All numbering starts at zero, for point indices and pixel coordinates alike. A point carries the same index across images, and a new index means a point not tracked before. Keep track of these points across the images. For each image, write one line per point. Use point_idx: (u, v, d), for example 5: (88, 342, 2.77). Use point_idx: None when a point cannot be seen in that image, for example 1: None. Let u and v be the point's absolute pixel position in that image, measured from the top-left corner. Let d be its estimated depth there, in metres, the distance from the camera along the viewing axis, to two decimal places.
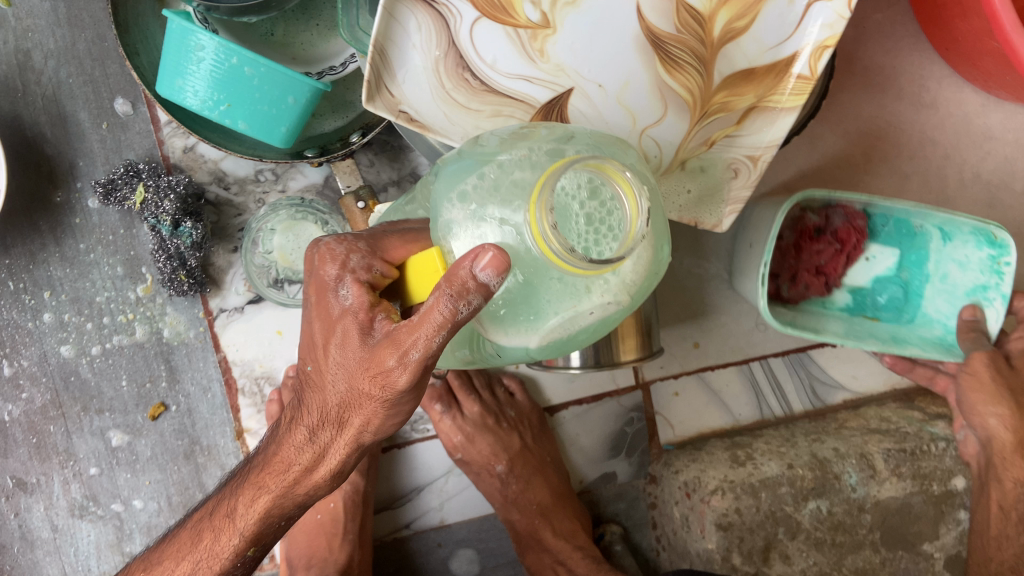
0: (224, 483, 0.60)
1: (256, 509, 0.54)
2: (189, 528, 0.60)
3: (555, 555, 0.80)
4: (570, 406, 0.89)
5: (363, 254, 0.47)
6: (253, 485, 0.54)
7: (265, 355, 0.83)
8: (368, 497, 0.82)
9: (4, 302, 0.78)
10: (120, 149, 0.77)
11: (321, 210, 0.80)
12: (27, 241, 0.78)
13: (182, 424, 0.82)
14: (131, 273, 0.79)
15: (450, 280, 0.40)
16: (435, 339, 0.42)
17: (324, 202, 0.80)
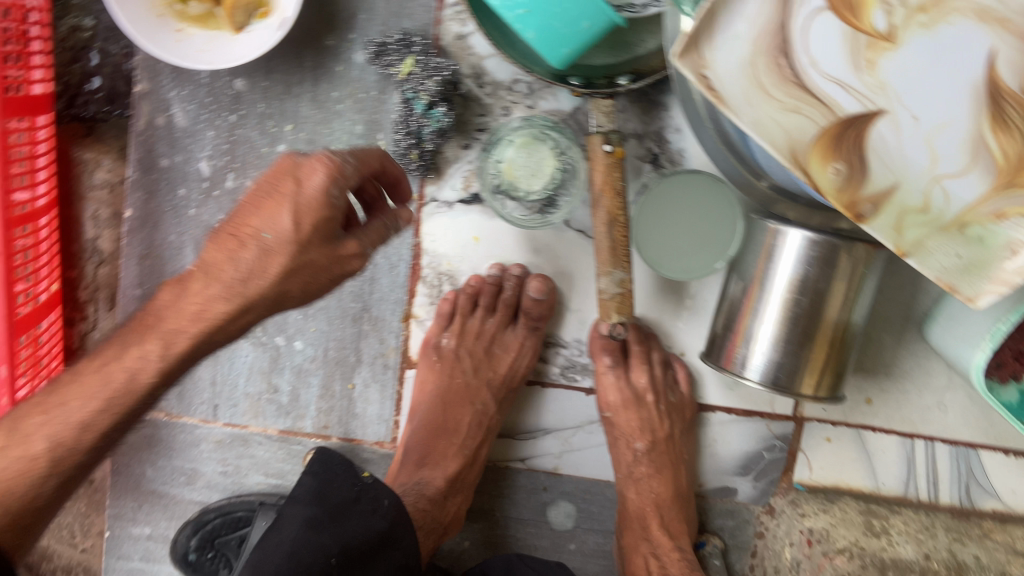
0: (338, 520, 0.67)
1: (351, 530, 0.67)
2: (353, 488, 0.71)
3: (653, 546, 0.81)
4: (720, 411, 0.87)
5: (350, 162, 0.55)
6: (328, 523, 0.67)
7: (456, 255, 0.85)
8: (494, 425, 0.84)
9: (250, 121, 0.81)
10: (400, 16, 0.78)
11: (564, 138, 0.79)
12: (289, 72, 0.80)
13: (361, 290, 0.85)
14: (368, 137, 0.80)
15: (354, 159, 0.56)
16: (320, 189, 0.53)
17: (569, 132, 0.79)
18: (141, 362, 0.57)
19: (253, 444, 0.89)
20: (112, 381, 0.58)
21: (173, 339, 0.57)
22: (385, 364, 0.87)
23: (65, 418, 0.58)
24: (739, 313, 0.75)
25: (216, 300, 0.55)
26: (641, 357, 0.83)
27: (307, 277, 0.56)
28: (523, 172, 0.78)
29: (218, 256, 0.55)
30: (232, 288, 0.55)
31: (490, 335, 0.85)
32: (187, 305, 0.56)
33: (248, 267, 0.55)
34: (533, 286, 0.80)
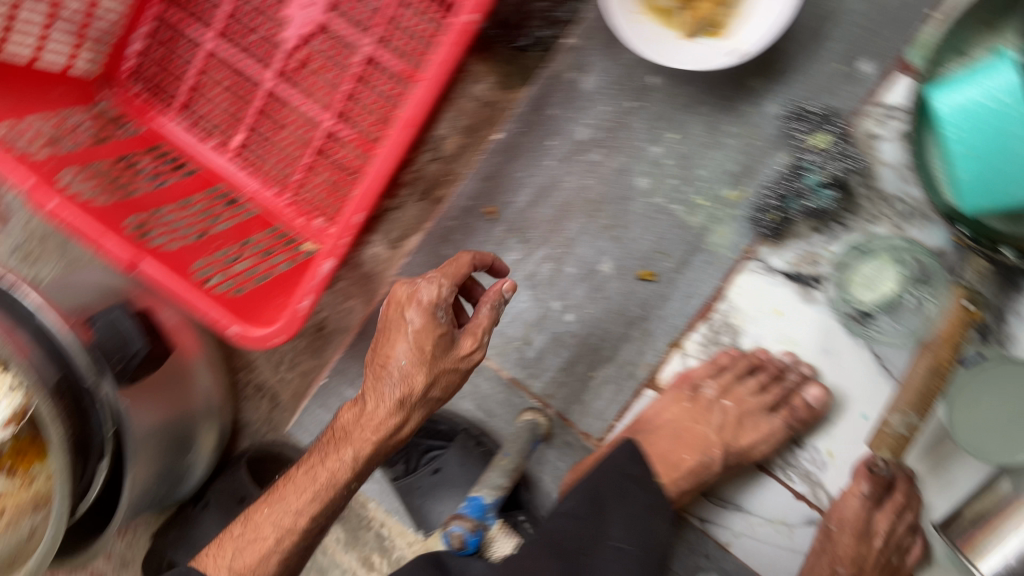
0: (616, 503, 0.71)
1: (618, 514, 0.70)
2: (641, 483, 0.73)
3: None
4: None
5: (442, 290, 0.65)
6: (607, 501, 0.71)
7: (750, 316, 0.87)
8: (707, 480, 0.84)
9: (645, 112, 0.85)
10: (829, 92, 0.81)
11: (919, 272, 0.78)
12: (703, 90, 0.84)
13: (651, 300, 0.89)
14: (736, 177, 0.84)
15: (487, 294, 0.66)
16: (426, 305, 0.65)
17: (928, 266, 0.78)
18: (340, 465, 0.70)
19: (482, 375, 0.95)
20: (319, 479, 0.71)
21: (364, 449, 0.69)
22: (631, 374, 0.91)
23: (285, 511, 0.71)
24: (999, 515, 0.73)
25: (382, 421, 0.68)
26: (878, 500, 0.82)
27: (456, 375, 0.68)
28: (862, 280, 0.80)
29: (373, 399, 0.69)
30: (397, 396, 0.67)
31: (745, 407, 0.85)
32: (371, 418, 0.69)
33: (401, 388, 0.67)
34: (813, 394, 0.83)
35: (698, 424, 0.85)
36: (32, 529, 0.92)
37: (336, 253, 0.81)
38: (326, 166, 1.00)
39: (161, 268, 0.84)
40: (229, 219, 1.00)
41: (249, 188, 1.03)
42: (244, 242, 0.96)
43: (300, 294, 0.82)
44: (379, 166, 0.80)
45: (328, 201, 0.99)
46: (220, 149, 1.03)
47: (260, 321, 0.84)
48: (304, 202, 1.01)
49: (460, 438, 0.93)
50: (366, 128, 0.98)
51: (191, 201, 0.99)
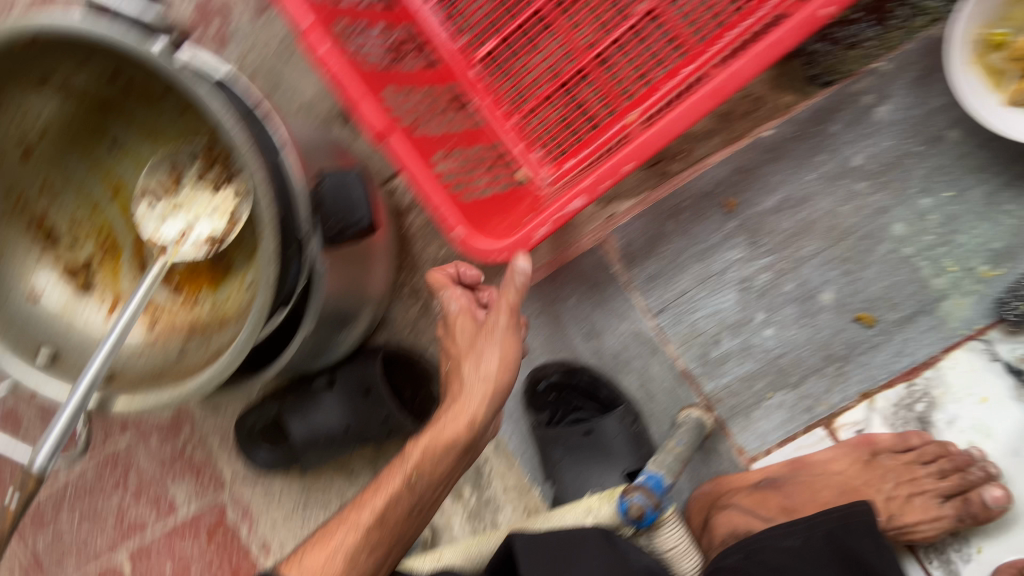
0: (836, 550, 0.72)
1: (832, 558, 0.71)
2: (864, 531, 0.72)
3: None
4: None
5: (456, 294, 0.77)
6: (823, 546, 0.72)
7: (953, 392, 0.85)
8: None
9: (927, 159, 0.83)
10: None
11: None
12: (996, 159, 0.82)
13: (859, 344, 0.87)
14: (996, 256, 0.82)
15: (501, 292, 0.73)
16: (450, 308, 0.76)
17: None
18: (401, 488, 0.70)
19: (657, 358, 0.93)
20: (380, 502, 0.70)
21: (422, 474, 0.70)
22: (808, 409, 0.89)
23: (344, 534, 0.68)
24: None
25: (447, 442, 0.70)
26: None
27: (504, 351, 0.71)
28: None
29: (425, 435, 0.71)
30: (466, 415, 0.70)
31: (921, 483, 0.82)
32: (437, 431, 0.71)
33: (455, 413, 0.70)
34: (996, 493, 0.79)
35: (871, 482, 0.84)
36: (183, 349, 0.88)
37: (589, 193, 0.79)
38: (565, 103, 0.98)
39: (407, 148, 0.79)
40: (455, 121, 0.98)
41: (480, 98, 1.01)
42: (467, 150, 0.95)
43: (535, 222, 0.82)
44: (667, 124, 0.76)
45: (554, 138, 0.99)
46: (464, 49, 1.01)
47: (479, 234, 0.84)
48: (530, 131, 1.00)
49: (620, 411, 0.92)
50: (622, 80, 0.95)
51: (430, 90, 0.97)
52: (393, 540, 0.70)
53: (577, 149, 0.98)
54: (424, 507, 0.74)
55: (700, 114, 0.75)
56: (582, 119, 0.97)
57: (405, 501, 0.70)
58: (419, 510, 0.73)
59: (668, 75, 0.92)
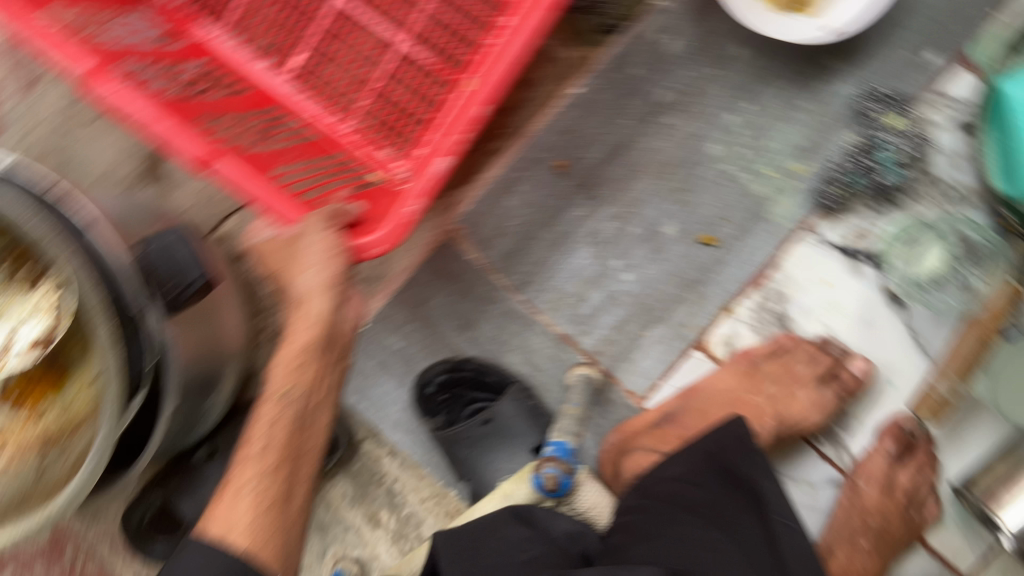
0: (718, 472, 0.68)
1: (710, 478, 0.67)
2: (747, 459, 0.67)
3: None
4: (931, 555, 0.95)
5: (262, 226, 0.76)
6: (702, 467, 0.68)
7: (799, 284, 0.91)
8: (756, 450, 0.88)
9: (721, 81, 0.89)
10: (896, 78, 0.87)
11: (970, 253, 0.85)
12: (779, 65, 0.88)
13: (709, 265, 0.92)
14: (803, 152, 0.89)
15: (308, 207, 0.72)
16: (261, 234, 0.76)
17: (982, 248, 0.84)
18: (280, 412, 0.67)
19: (534, 329, 0.94)
20: (266, 432, 0.67)
21: (290, 388, 0.67)
22: (682, 335, 0.93)
23: (245, 473, 0.66)
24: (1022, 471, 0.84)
25: (302, 348, 0.66)
26: (902, 456, 0.90)
27: (327, 247, 0.67)
28: (915, 257, 0.86)
29: (283, 351, 0.67)
30: (309, 317, 0.67)
31: (800, 379, 0.89)
32: (290, 349, 0.66)
33: (304, 318, 0.67)
34: (859, 364, 0.89)
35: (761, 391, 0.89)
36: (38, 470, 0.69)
37: (457, 147, 0.79)
38: (396, 89, 0.93)
39: (239, 169, 0.74)
40: (288, 137, 0.92)
41: (307, 112, 0.95)
42: (306, 159, 0.88)
43: (405, 200, 0.78)
44: (494, 79, 0.79)
45: (398, 132, 0.92)
46: (274, 69, 0.96)
47: (351, 229, 0.77)
48: (370, 130, 0.94)
49: (513, 390, 0.92)
50: (443, 51, 0.92)
51: (256, 114, 0.92)
52: (293, 457, 0.69)
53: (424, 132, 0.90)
54: (315, 423, 0.71)
55: (518, 57, 0.78)
56: (417, 98, 0.92)
57: (293, 418, 0.68)
58: (308, 423, 0.70)
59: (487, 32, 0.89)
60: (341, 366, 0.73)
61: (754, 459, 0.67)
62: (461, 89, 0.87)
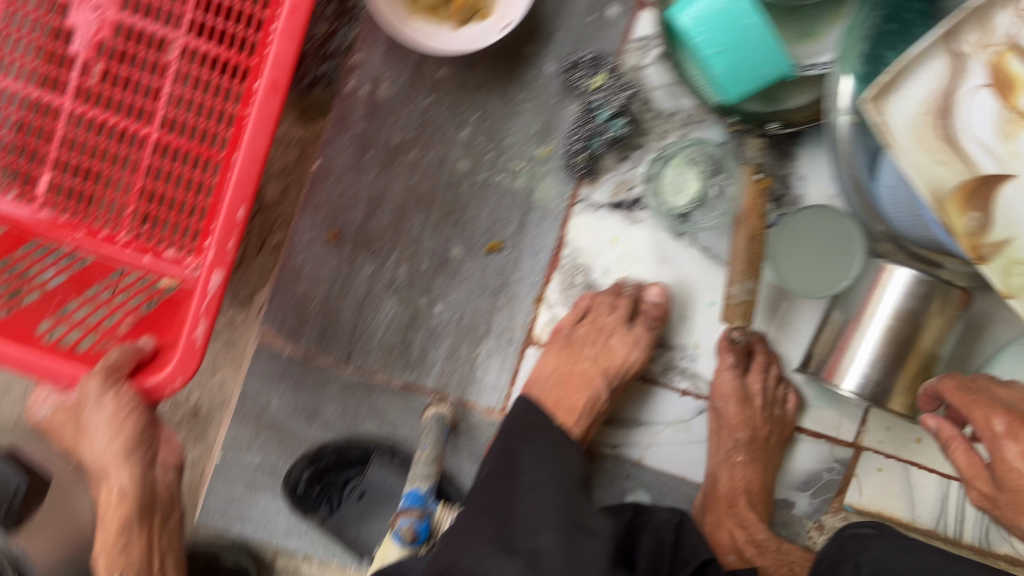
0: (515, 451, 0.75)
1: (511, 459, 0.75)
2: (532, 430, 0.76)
3: (741, 522, 0.89)
4: (812, 435, 1.00)
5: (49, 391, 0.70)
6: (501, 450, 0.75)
7: (592, 251, 0.96)
8: (599, 413, 0.91)
9: (442, 104, 0.93)
10: (591, 40, 0.92)
11: (712, 164, 0.91)
12: (487, 69, 0.93)
13: (505, 268, 0.95)
14: (541, 136, 0.93)
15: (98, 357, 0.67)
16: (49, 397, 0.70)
17: (719, 157, 0.91)
18: None
19: (375, 392, 0.96)
20: None
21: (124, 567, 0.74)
22: (510, 339, 0.96)
23: None
24: (844, 337, 0.89)
25: (122, 525, 0.72)
26: (744, 365, 0.94)
27: (114, 409, 0.66)
28: (671, 188, 0.91)
29: (105, 538, 0.73)
30: (117, 496, 0.70)
31: (610, 328, 0.91)
32: (110, 530, 0.73)
33: (117, 492, 0.70)
34: (655, 291, 0.93)
35: (580, 361, 0.91)
36: None
37: (222, 259, 0.66)
38: (162, 185, 0.69)
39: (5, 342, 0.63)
40: (50, 284, 0.71)
41: (64, 236, 0.70)
42: (92, 304, 0.71)
43: (188, 322, 0.66)
44: (247, 144, 0.65)
45: (180, 229, 0.71)
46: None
47: (143, 370, 0.69)
48: (144, 234, 0.71)
49: (377, 453, 0.95)
50: (205, 132, 0.69)
51: None
52: None
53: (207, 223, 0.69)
54: None
55: (274, 117, 0.65)
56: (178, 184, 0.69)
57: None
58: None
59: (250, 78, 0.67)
60: (171, 523, 0.78)
61: (534, 438, 0.75)
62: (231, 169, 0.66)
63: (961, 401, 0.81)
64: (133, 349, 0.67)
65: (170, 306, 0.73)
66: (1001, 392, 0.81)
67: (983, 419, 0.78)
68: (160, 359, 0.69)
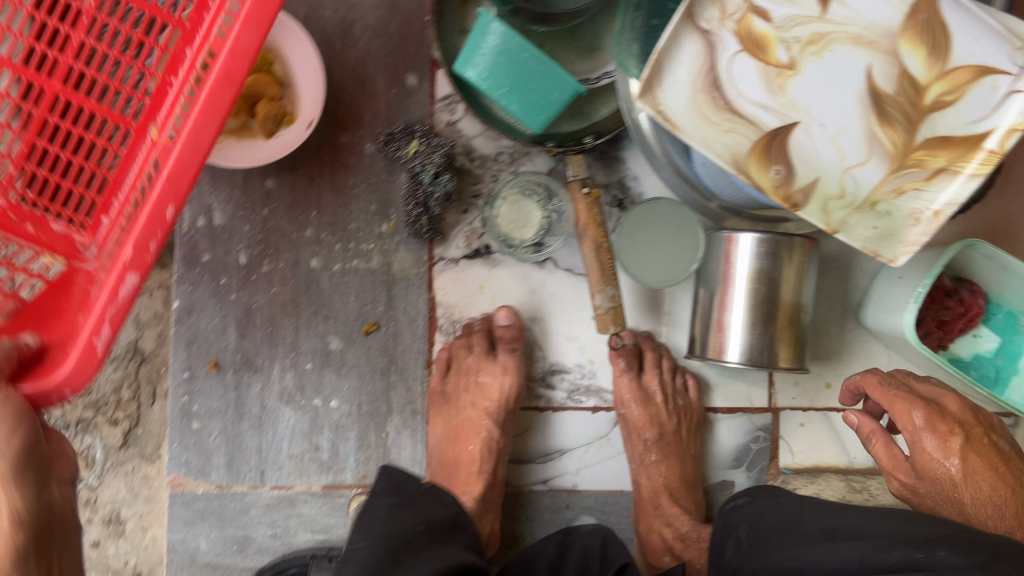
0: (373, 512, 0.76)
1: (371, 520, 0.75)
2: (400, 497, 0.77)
3: (665, 519, 0.92)
4: (725, 411, 1.02)
5: None
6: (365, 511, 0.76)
7: (464, 303, 0.98)
8: (499, 451, 0.94)
9: (278, 211, 0.95)
10: (401, 111, 0.95)
11: (545, 192, 0.95)
12: (310, 167, 0.95)
13: (387, 345, 0.97)
14: (381, 213, 0.95)
15: None
16: None
17: (550, 185, 0.95)
18: None
19: (300, 502, 0.96)
20: None
21: None
22: (414, 410, 0.97)
23: None
24: (714, 312, 0.92)
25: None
26: (637, 367, 0.97)
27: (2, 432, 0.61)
28: (515, 224, 0.94)
29: None
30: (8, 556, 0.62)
31: (474, 367, 0.94)
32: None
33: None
34: (501, 313, 0.92)
35: (461, 415, 0.94)
36: None
37: (139, 264, 0.66)
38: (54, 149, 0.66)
39: None
40: None
41: None
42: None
43: (92, 327, 0.66)
44: (191, 135, 0.64)
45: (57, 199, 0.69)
46: None
47: (32, 371, 0.67)
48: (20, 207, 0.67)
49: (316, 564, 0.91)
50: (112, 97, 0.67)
51: None
52: None
53: (106, 197, 0.70)
54: None
55: (223, 110, 0.65)
56: (94, 158, 0.68)
57: None
58: None
59: (169, 66, 0.68)
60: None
61: (372, 513, 0.74)
62: (146, 143, 0.69)
63: (883, 396, 0.80)
64: (15, 345, 0.66)
65: (53, 293, 0.70)
66: (918, 385, 0.80)
67: (902, 416, 0.76)
68: (48, 361, 0.68)
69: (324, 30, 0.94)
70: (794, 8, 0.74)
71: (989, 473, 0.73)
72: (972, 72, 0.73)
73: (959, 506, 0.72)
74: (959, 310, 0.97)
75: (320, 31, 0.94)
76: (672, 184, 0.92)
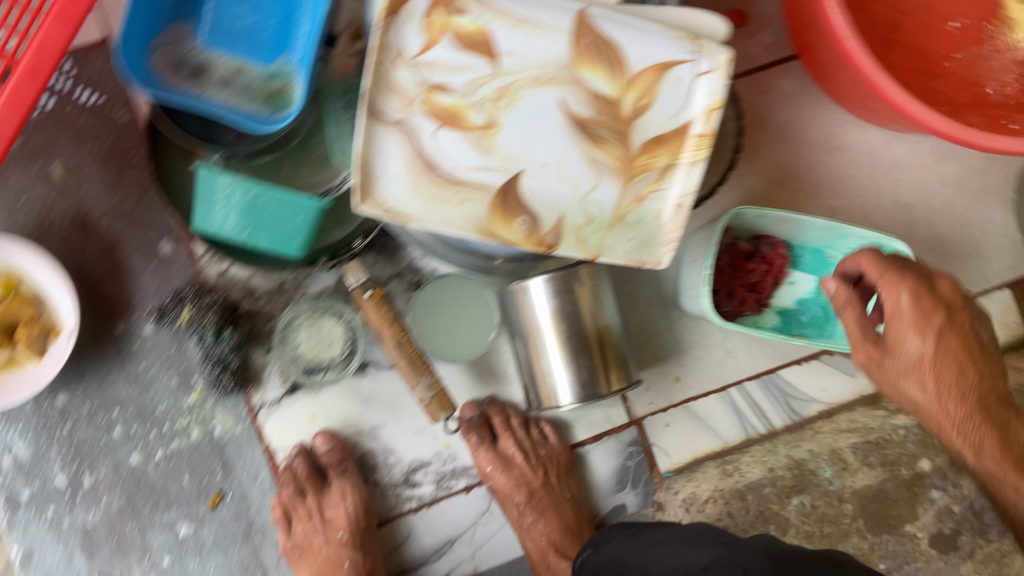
0: None
1: None
2: None
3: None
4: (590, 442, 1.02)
5: None
6: None
7: (303, 438, 0.95)
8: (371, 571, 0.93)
9: (79, 424, 0.92)
10: (167, 282, 0.93)
11: (337, 304, 0.93)
12: (97, 368, 0.92)
13: (240, 509, 0.94)
14: (184, 385, 0.93)
15: None
16: None
17: (339, 298, 0.94)
18: None
19: None
20: None
21: None
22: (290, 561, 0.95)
23: None
24: (535, 362, 0.92)
25: None
26: (490, 436, 0.96)
27: None
28: (320, 347, 0.92)
29: None
30: None
31: (314, 505, 0.93)
32: None
33: None
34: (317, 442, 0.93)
35: (321, 556, 0.93)
36: None
37: None
38: None
39: None
40: None
41: None
42: None
43: None
44: None
45: None
46: None
47: None
48: None
49: None
50: None
51: None
52: None
53: None
54: None
55: (27, 100, 0.74)
56: None
57: None
58: None
59: None
60: None
61: None
62: None
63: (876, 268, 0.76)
64: None
65: None
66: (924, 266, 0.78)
67: (891, 290, 0.75)
68: None
69: (60, 232, 0.92)
70: (470, 72, 0.72)
71: (959, 352, 0.76)
72: (652, 74, 0.74)
73: (923, 383, 0.76)
74: (763, 268, 1.00)
75: (57, 235, 0.92)
76: (448, 257, 0.91)
